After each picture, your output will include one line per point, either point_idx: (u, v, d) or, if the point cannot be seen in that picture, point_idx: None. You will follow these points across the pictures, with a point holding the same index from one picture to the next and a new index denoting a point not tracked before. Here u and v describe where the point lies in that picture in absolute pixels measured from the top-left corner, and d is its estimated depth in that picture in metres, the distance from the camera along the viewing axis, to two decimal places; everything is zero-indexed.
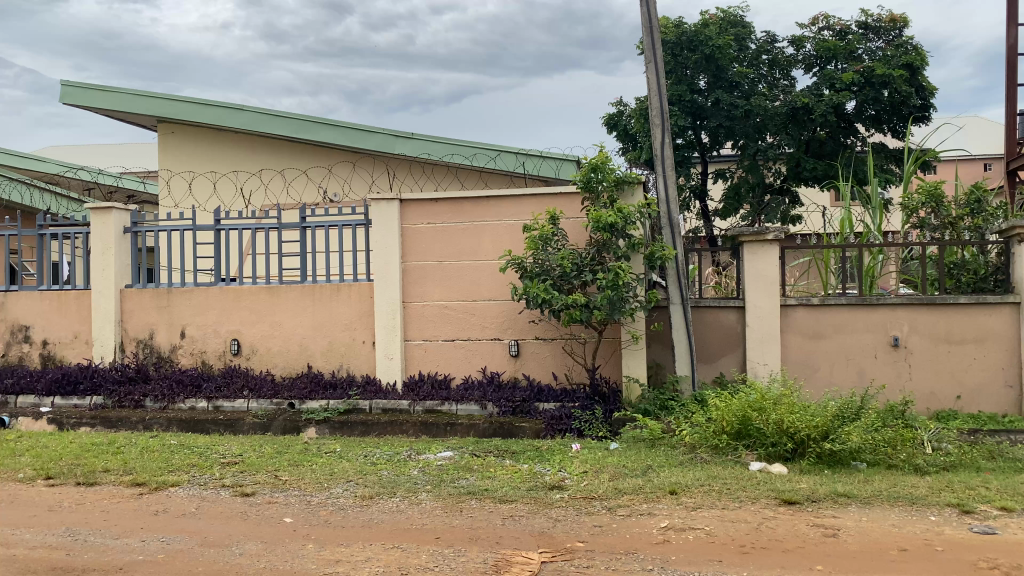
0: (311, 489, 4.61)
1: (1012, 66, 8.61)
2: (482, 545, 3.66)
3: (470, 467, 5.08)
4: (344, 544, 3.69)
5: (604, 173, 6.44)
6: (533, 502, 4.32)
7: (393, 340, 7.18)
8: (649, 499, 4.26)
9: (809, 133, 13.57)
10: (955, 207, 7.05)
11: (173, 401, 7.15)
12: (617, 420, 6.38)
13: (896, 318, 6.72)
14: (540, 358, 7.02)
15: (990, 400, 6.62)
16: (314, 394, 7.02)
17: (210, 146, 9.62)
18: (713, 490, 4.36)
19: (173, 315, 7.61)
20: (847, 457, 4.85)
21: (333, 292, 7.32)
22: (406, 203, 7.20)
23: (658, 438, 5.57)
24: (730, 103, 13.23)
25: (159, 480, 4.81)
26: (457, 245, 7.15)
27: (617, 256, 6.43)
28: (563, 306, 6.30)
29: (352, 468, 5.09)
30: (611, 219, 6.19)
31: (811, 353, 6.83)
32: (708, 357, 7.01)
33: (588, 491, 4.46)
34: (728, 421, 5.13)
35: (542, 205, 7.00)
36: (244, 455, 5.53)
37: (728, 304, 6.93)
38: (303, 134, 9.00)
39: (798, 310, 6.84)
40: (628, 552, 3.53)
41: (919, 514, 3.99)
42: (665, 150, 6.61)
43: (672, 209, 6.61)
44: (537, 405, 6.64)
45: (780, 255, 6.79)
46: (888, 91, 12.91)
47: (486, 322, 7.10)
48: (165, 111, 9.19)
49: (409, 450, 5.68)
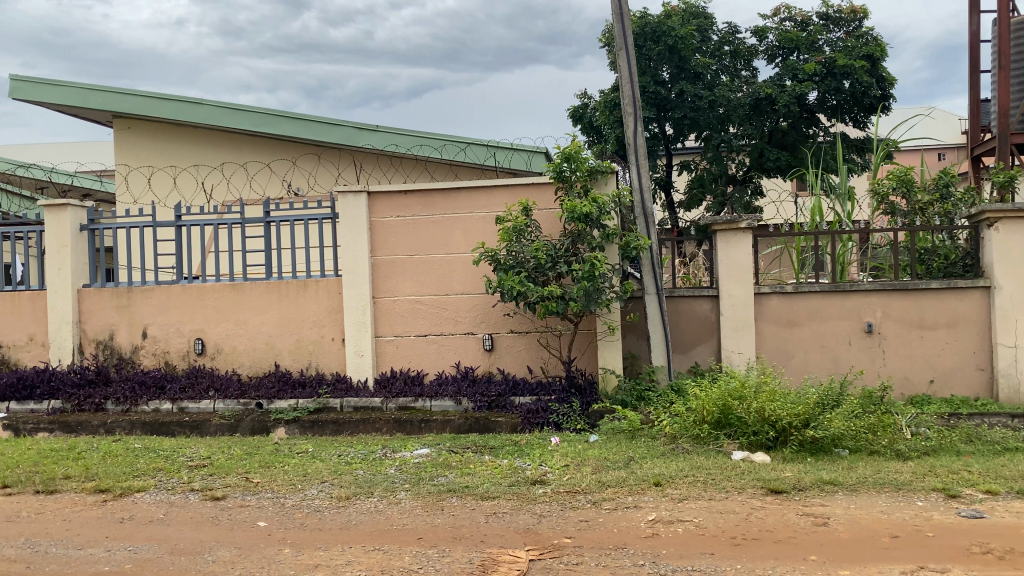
0: (284, 491, 4.45)
1: (975, 53, 8.68)
2: (466, 544, 3.54)
3: (448, 465, 4.95)
4: (323, 547, 3.54)
5: (577, 162, 6.34)
6: (516, 498, 4.21)
7: (364, 337, 7.02)
8: (634, 492, 4.17)
9: (771, 123, 13.63)
10: (925, 192, 7.08)
11: (136, 403, 6.91)
12: (595, 412, 6.30)
13: (869, 304, 6.73)
14: (515, 351, 6.92)
15: (963, 383, 6.65)
16: (283, 393, 6.83)
17: (168, 140, 9.34)
18: (698, 481, 4.29)
19: (133, 315, 7.36)
20: (829, 444, 4.81)
21: (300, 288, 7.13)
22: (374, 195, 7.02)
23: (637, 430, 5.49)
24: (694, 94, 13.23)
25: (123, 485, 4.61)
26: (427, 238, 7.01)
27: (592, 247, 6.34)
28: (538, 298, 6.21)
29: (325, 468, 4.93)
30: (586, 209, 6.10)
31: (786, 340, 6.81)
32: (684, 347, 6.93)
33: (571, 485, 4.35)
34: (709, 411, 5.06)
35: (515, 196, 6.89)
36: (212, 458, 5.34)
37: (701, 293, 6.86)
38: (265, 127, 8.77)
39: (772, 298, 6.81)
40: (618, 548, 3.43)
41: (906, 499, 3.96)
42: (637, 139, 6.54)
43: (646, 198, 6.53)
44: (512, 400, 6.56)
45: (754, 243, 6.75)
46: (850, 82, 13.05)
47: (459, 316, 6.99)
48: (119, 105, 8.90)
49: (383, 448, 5.52)
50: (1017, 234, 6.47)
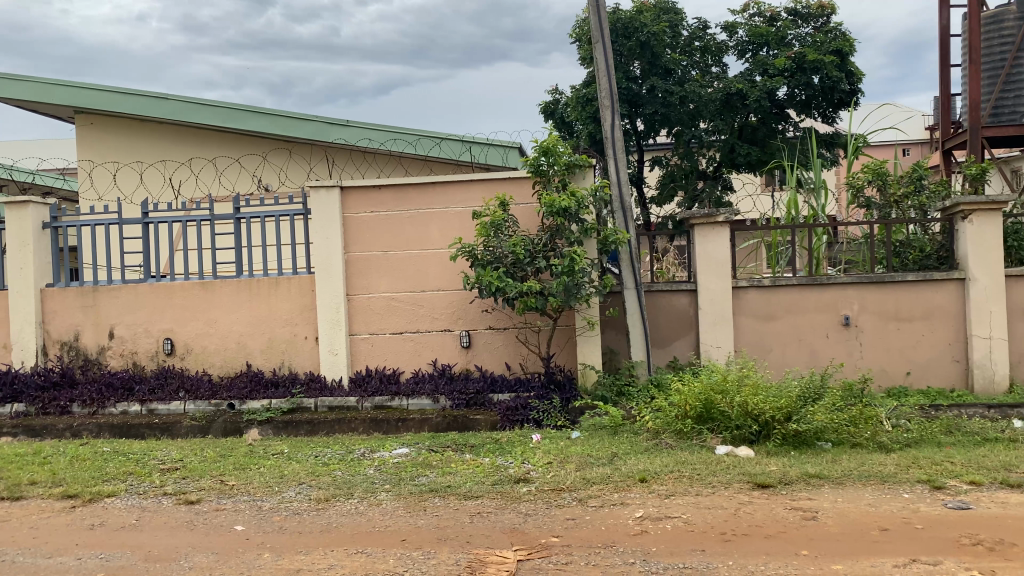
0: (261, 493, 4.33)
1: (945, 47, 8.75)
2: (451, 545, 3.45)
3: (429, 464, 4.85)
4: (304, 551, 3.43)
5: (555, 156, 6.26)
6: (500, 497, 4.13)
7: (338, 335, 6.89)
8: (619, 489, 4.11)
9: (741, 118, 13.68)
10: (900, 185, 7.10)
11: (103, 406, 6.71)
12: (575, 408, 6.24)
13: (847, 297, 6.74)
14: (493, 348, 6.86)
15: (939, 375, 6.70)
16: (256, 393, 6.67)
17: (133, 135, 9.11)
18: (684, 476, 4.24)
19: (99, 315, 7.16)
20: (813, 437, 4.80)
21: (271, 286, 6.98)
22: (347, 191, 6.89)
23: (619, 425, 5.44)
24: (665, 90, 13.24)
25: (92, 490, 4.45)
26: (402, 234, 6.89)
27: (570, 241, 6.28)
28: (517, 294, 6.14)
29: (303, 469, 4.81)
30: (564, 203, 6.04)
31: (764, 334, 6.80)
32: (662, 342, 6.89)
33: (556, 483, 4.28)
34: (691, 405, 5.01)
35: (492, 190, 6.81)
36: (184, 461, 5.18)
37: (679, 288, 6.81)
38: (233, 123, 8.60)
39: (750, 292, 6.79)
40: (607, 546, 3.37)
41: (892, 492, 3.95)
42: (615, 132, 6.48)
43: (624, 192, 6.48)
44: (491, 397, 6.50)
45: (731, 236, 6.71)
46: (819, 77, 13.13)
47: (435, 313, 6.89)
48: (82, 100, 8.66)
49: (362, 448, 5.41)
50: (990, 226, 6.52)
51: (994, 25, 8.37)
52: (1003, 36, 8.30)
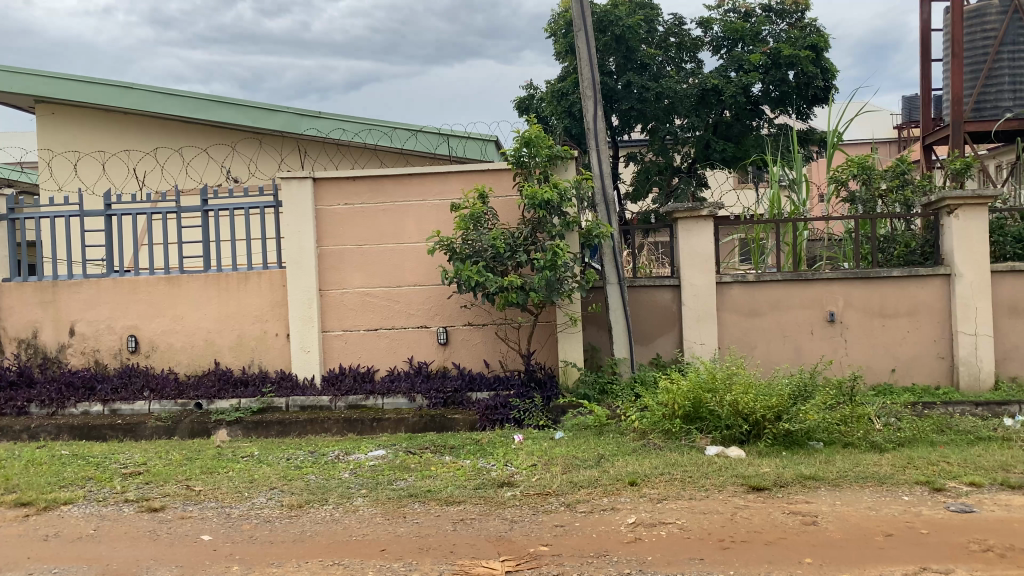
0: (229, 500, 4.08)
1: (926, 42, 8.67)
2: (434, 555, 3.24)
3: (407, 467, 4.63)
4: (276, 564, 3.20)
5: (537, 147, 6.05)
6: (484, 502, 3.93)
7: (310, 332, 6.64)
8: (609, 493, 3.93)
9: (716, 115, 13.65)
10: (884, 179, 6.99)
11: (62, 406, 6.41)
12: (557, 407, 6.05)
13: (832, 293, 6.62)
14: (471, 345, 6.65)
15: (924, 371, 6.60)
16: (224, 392, 6.42)
17: (95, 124, 8.77)
18: (675, 479, 4.07)
19: (59, 311, 6.84)
20: (804, 437, 4.66)
21: (241, 281, 6.71)
22: (320, 182, 6.64)
23: (604, 425, 5.26)
24: (641, 86, 13.08)
25: (48, 498, 4.18)
26: (377, 227, 6.66)
27: (552, 235, 6.09)
28: (497, 289, 5.94)
29: (274, 473, 4.57)
30: (547, 195, 5.84)
31: (749, 330, 6.66)
32: (645, 338, 6.72)
33: (541, 487, 4.09)
34: (679, 405, 4.83)
35: (470, 182, 6.59)
36: (148, 465, 4.91)
37: (662, 284, 6.65)
38: (200, 113, 8.30)
39: (734, 288, 6.65)
40: (600, 555, 3.18)
41: (891, 494, 3.81)
42: (598, 123, 6.31)
43: (607, 186, 6.31)
44: (469, 396, 6.28)
45: (715, 231, 6.56)
46: (794, 73, 13.08)
47: (411, 308, 6.67)
48: (42, 89, 8.29)
49: (336, 450, 5.18)
50: (976, 220, 6.43)
51: (977, 21, 8.32)
52: (985, 33, 8.25)
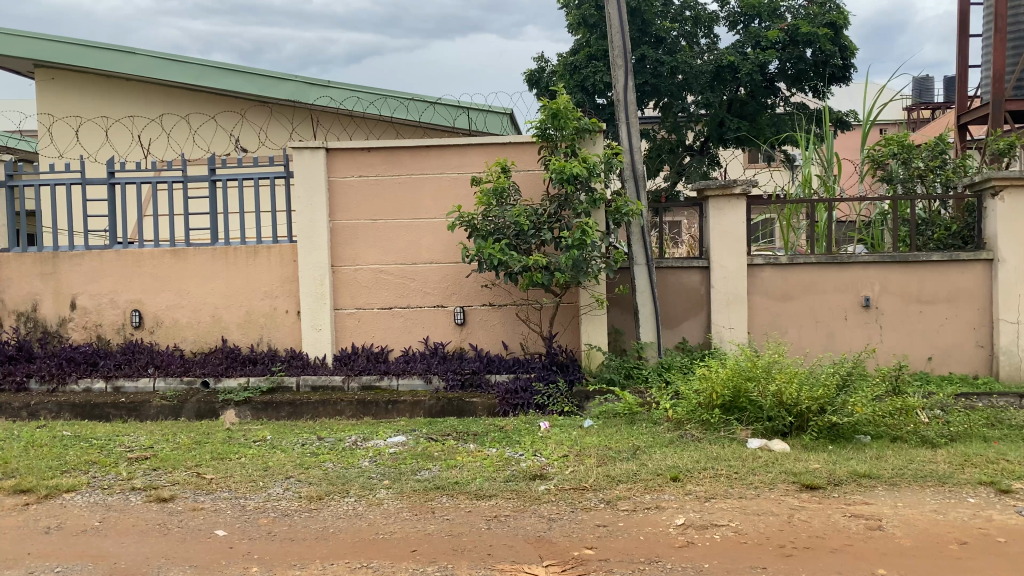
0: (244, 490, 3.82)
1: (964, 16, 8.32)
2: (471, 558, 2.99)
3: (430, 456, 4.37)
4: (299, 565, 2.94)
5: (565, 119, 5.73)
6: (517, 497, 3.66)
7: (322, 309, 6.36)
8: (651, 489, 3.67)
9: (730, 92, 13.21)
10: (924, 158, 6.63)
11: (63, 382, 6.14)
12: (581, 392, 5.79)
13: (868, 277, 6.34)
14: (489, 326, 6.38)
15: (961, 360, 6.34)
16: (232, 370, 6.14)
17: (97, 89, 8.43)
18: (721, 475, 3.81)
19: (60, 283, 6.55)
20: (850, 430, 4.41)
21: (250, 255, 6.42)
22: (333, 153, 6.32)
23: (635, 413, 4.99)
24: (655, 61, 12.67)
25: (50, 484, 3.91)
26: (394, 201, 6.35)
27: (578, 212, 5.78)
28: (521, 268, 5.67)
29: (289, 461, 4.30)
30: (576, 169, 5.54)
31: (780, 315, 6.39)
32: (672, 321, 6.44)
33: (576, 481, 3.82)
34: (718, 394, 4.57)
35: (491, 155, 6.28)
36: (154, 449, 4.64)
37: (691, 265, 6.36)
38: (205, 81, 7.96)
39: (766, 270, 6.37)
40: (651, 561, 2.92)
41: (955, 496, 3.55)
42: (628, 93, 5.99)
43: (637, 160, 6.01)
44: (488, 378, 5.99)
45: (747, 210, 6.27)
46: (813, 50, 12.66)
47: (427, 287, 6.38)
48: (41, 53, 7.95)
49: (353, 436, 4.91)
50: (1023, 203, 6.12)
51: None
52: None
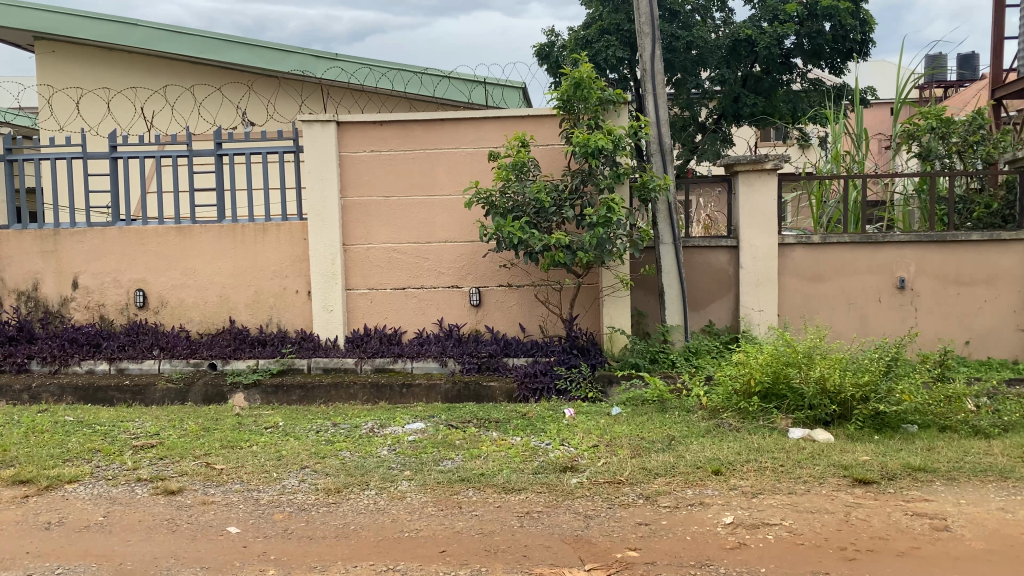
0: (256, 482, 3.58)
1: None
2: (506, 561, 2.75)
3: (451, 444, 4.13)
4: (320, 568, 2.71)
5: (589, 89, 5.43)
6: (548, 491, 3.42)
7: (333, 290, 6.11)
8: (692, 483, 3.44)
9: (745, 69, 12.88)
10: (962, 133, 6.30)
11: (65, 363, 5.93)
12: (604, 376, 5.53)
13: (903, 258, 6.06)
14: (505, 308, 6.12)
15: (1000, 344, 6.08)
16: (240, 352, 5.92)
17: (98, 60, 8.14)
18: (766, 468, 3.56)
19: (61, 262, 6.31)
20: (896, 419, 4.16)
21: (258, 233, 6.17)
22: (344, 126, 6.05)
23: (665, 399, 4.73)
24: (670, 34, 12.33)
25: (50, 475, 3.68)
26: (407, 177, 6.08)
27: (601, 188, 5.50)
28: (542, 248, 5.42)
29: (303, 449, 4.07)
30: (601, 143, 5.24)
31: (811, 297, 6.13)
32: (698, 303, 6.19)
33: (611, 474, 3.58)
34: (756, 380, 4.32)
35: (510, 129, 6.00)
36: (160, 436, 4.40)
37: (718, 244, 6.10)
38: (209, 54, 7.67)
39: (796, 250, 6.11)
40: (702, 565, 2.68)
41: (1021, 492, 3.30)
42: (655, 63, 5.70)
43: (663, 133, 5.72)
44: (505, 361, 5.75)
45: (779, 186, 5.99)
46: (832, 24, 12.25)
47: (442, 267, 6.13)
48: (39, 24, 7.65)
49: (370, 422, 4.67)
50: None
51: None
52: None
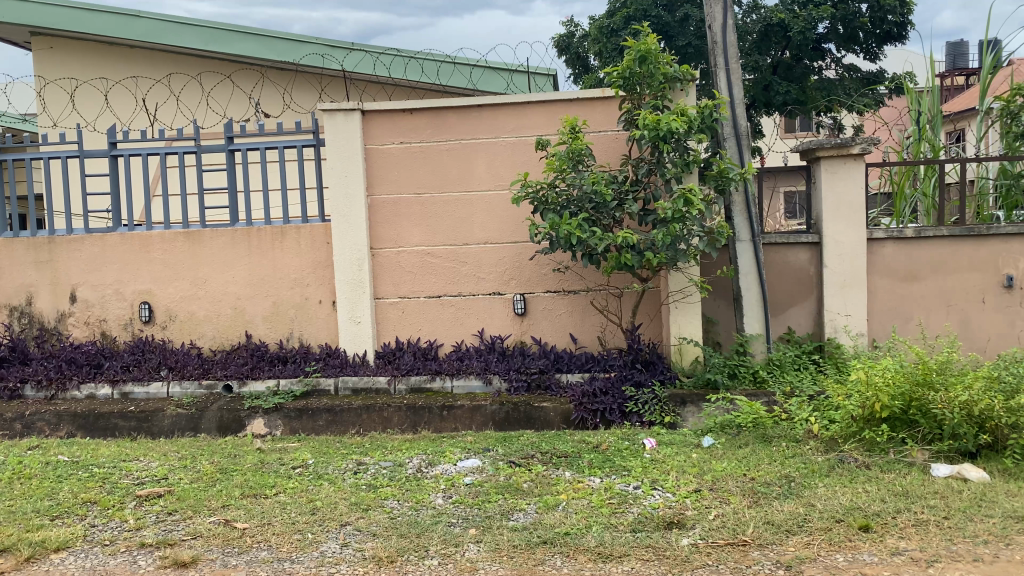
0: (287, 549, 2.87)
1: None
2: None
3: (519, 489, 3.42)
4: None
5: (656, 64, 4.68)
6: (657, 559, 2.69)
7: (360, 299, 5.40)
8: (841, 546, 2.71)
9: (773, 56, 12.04)
10: None
11: (63, 388, 5.21)
12: (675, 396, 4.77)
13: (1010, 253, 5.32)
14: (555, 316, 5.40)
15: None
16: (258, 372, 5.20)
17: (97, 53, 7.47)
18: (928, 523, 2.83)
19: (58, 273, 5.63)
20: None
21: (276, 237, 5.47)
22: (370, 116, 5.33)
23: (765, 427, 4.00)
24: (701, 20, 11.40)
25: (34, 540, 2.98)
26: (441, 171, 5.36)
27: (669, 178, 4.77)
28: (604, 248, 4.69)
29: (341, 499, 3.36)
30: (673, 125, 4.50)
31: (904, 298, 5.39)
32: (776, 308, 5.45)
33: (731, 532, 2.85)
34: (884, 407, 3.57)
35: (558, 115, 5.27)
36: (169, 481, 3.70)
37: (797, 241, 5.36)
38: (215, 45, 7.00)
39: (887, 246, 5.36)
40: None
41: None
42: (727, 35, 4.97)
43: (738, 114, 4.98)
44: (558, 378, 5.04)
45: (866, 174, 5.24)
46: (868, 6, 11.44)
47: (483, 272, 5.41)
48: (29, 17, 6.92)
49: (415, 459, 3.96)
50: None
51: None
52: None
